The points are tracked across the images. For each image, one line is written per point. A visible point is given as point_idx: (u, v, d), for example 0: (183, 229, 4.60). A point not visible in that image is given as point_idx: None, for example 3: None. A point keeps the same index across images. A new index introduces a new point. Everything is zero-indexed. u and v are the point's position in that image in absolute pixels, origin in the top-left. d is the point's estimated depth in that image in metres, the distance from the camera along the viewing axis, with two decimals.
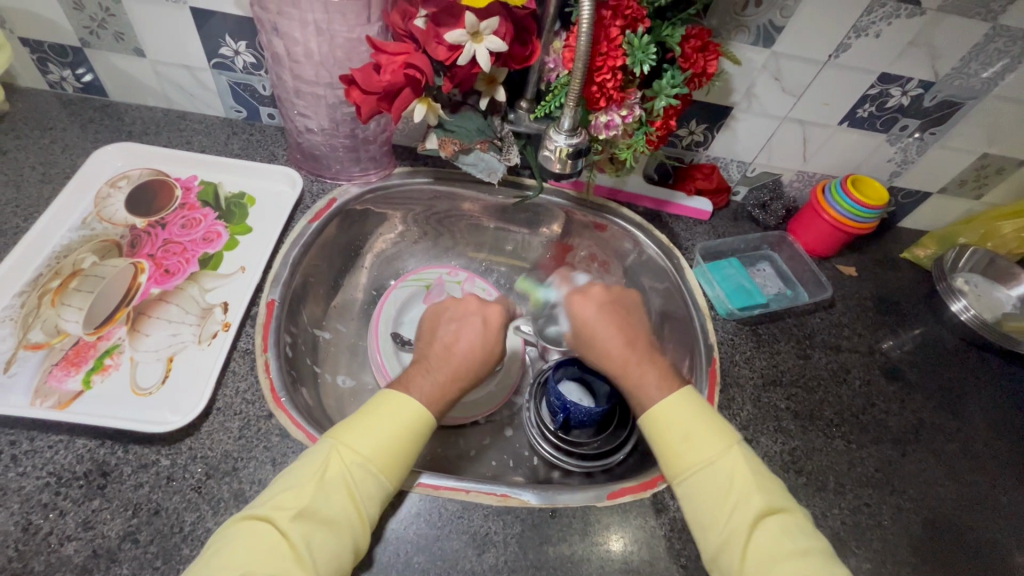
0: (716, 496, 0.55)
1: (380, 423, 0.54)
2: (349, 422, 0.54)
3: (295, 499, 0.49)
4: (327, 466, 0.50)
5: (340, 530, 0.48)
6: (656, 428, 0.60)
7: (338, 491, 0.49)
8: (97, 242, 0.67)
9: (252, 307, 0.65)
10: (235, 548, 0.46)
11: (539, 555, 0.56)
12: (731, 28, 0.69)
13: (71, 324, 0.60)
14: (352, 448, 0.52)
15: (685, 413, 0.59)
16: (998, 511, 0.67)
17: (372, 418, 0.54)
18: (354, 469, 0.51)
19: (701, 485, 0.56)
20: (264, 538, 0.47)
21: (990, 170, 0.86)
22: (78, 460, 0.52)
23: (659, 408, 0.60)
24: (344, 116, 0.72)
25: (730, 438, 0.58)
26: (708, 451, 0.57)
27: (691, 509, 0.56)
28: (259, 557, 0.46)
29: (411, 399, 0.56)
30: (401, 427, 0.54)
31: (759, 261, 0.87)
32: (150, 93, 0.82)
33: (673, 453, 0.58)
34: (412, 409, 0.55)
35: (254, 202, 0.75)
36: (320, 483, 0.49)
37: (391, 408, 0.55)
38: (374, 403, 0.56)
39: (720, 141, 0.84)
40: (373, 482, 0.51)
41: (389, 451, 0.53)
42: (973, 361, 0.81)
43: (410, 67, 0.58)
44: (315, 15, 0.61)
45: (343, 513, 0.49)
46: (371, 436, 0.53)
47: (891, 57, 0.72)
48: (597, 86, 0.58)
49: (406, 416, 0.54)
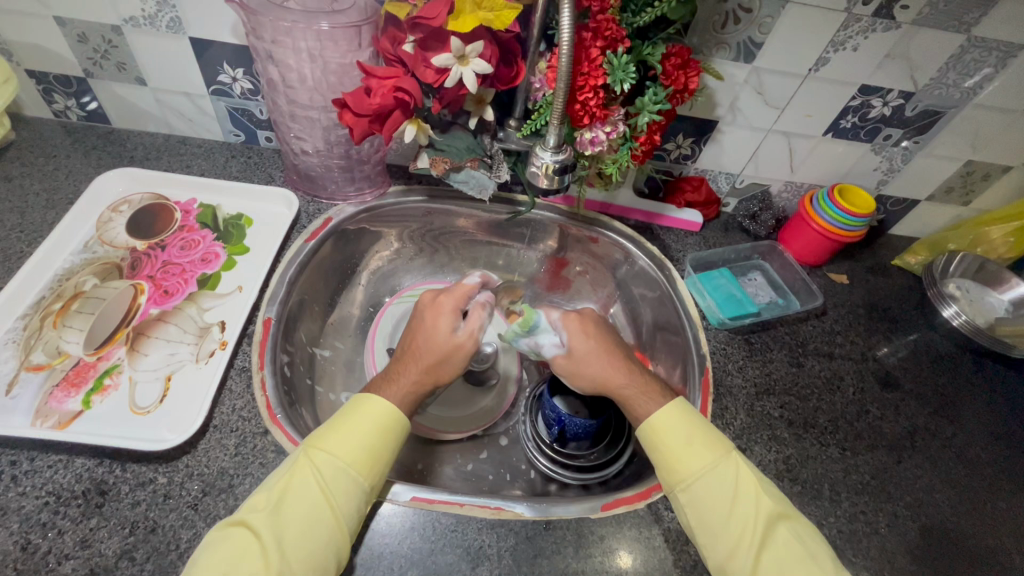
0: (717, 506, 0.56)
1: (357, 428, 0.55)
2: (326, 429, 0.56)
3: (275, 500, 0.50)
4: (304, 471, 0.52)
5: (318, 529, 0.49)
6: (656, 437, 0.61)
7: (316, 492, 0.51)
8: (98, 265, 0.69)
9: (249, 325, 0.67)
10: (217, 551, 0.47)
11: (533, 567, 0.56)
12: (712, 45, 0.71)
13: (72, 345, 0.61)
14: (329, 452, 0.53)
15: (682, 425, 0.61)
16: (996, 516, 0.67)
17: (345, 423, 0.56)
18: (330, 470, 0.52)
19: (700, 496, 0.57)
20: (239, 542, 0.48)
21: (976, 176, 0.87)
22: (77, 479, 0.53)
23: (656, 420, 0.62)
24: (338, 138, 0.74)
25: (724, 447, 0.60)
26: (706, 461, 0.59)
27: (703, 513, 0.57)
28: (236, 560, 0.47)
29: (380, 401, 0.58)
30: (368, 427, 0.56)
31: (750, 271, 0.88)
32: (152, 120, 0.84)
33: (676, 462, 0.59)
34: (385, 411, 0.57)
35: (251, 223, 0.77)
36: (298, 486, 0.51)
37: (367, 411, 0.57)
38: (348, 411, 0.57)
39: (708, 154, 0.85)
40: (349, 482, 0.52)
41: (359, 449, 0.54)
42: (967, 366, 0.81)
43: (399, 90, 0.60)
44: (308, 43, 0.64)
45: (319, 512, 0.50)
46: (353, 442, 0.54)
47: (870, 68, 0.73)
48: (580, 104, 0.60)
49: (378, 419, 0.56)
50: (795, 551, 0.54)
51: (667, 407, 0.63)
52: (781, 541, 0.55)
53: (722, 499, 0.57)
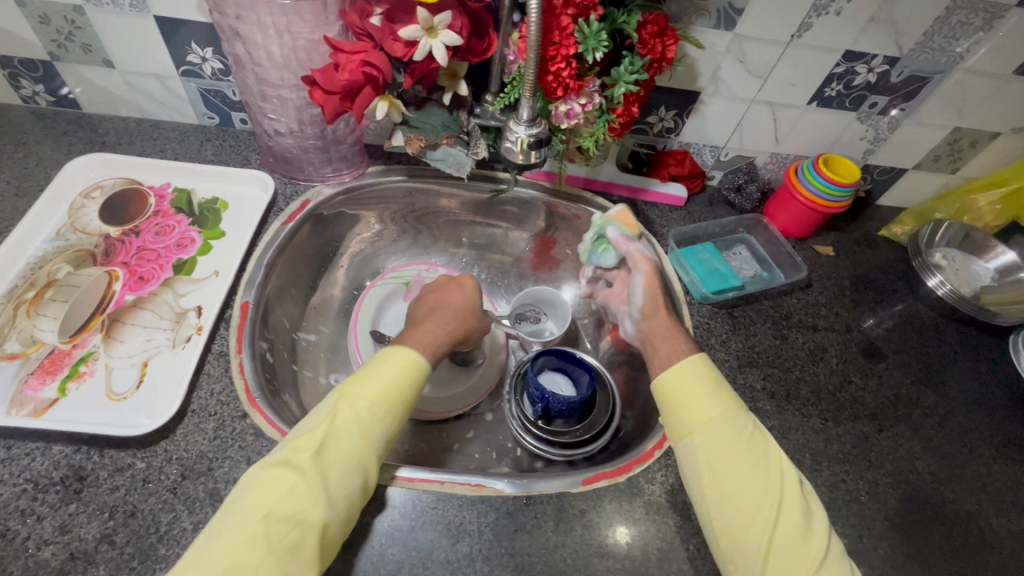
0: (728, 454, 0.57)
1: (387, 374, 0.57)
2: (353, 377, 0.58)
3: (309, 440, 0.52)
4: (336, 413, 0.54)
5: (353, 467, 0.51)
6: (670, 386, 0.62)
7: (349, 434, 0.53)
8: (71, 253, 0.68)
9: (226, 310, 0.66)
10: (258, 493, 0.49)
11: (513, 542, 0.56)
12: (691, 13, 0.69)
13: (47, 333, 0.61)
14: (358, 395, 0.55)
15: (695, 379, 0.62)
16: (974, 482, 0.68)
17: (371, 369, 0.58)
18: (358, 414, 0.54)
19: (715, 441, 0.58)
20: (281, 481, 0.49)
21: (964, 144, 0.86)
22: (55, 466, 0.53)
23: (666, 373, 0.63)
24: (311, 118, 0.73)
25: (737, 404, 0.61)
26: (718, 413, 0.59)
27: (711, 458, 0.57)
28: (278, 494, 0.48)
29: (409, 350, 0.60)
30: (400, 376, 0.57)
31: (735, 245, 0.87)
32: (123, 103, 0.83)
33: (684, 412, 0.60)
34: (410, 358, 0.59)
35: (227, 207, 0.75)
36: (330, 428, 0.53)
37: (391, 359, 0.59)
38: (375, 360, 0.59)
39: (691, 127, 0.84)
40: (381, 426, 0.54)
41: (393, 397, 0.56)
42: (952, 335, 0.81)
43: (368, 65, 0.58)
44: (273, 18, 0.62)
45: (358, 455, 0.52)
46: (383, 388, 0.56)
47: (854, 34, 0.72)
48: (553, 75, 0.58)
49: (402, 363, 0.58)
50: (791, 503, 0.55)
51: (691, 359, 0.63)
52: (783, 492, 0.55)
53: (724, 453, 0.57)
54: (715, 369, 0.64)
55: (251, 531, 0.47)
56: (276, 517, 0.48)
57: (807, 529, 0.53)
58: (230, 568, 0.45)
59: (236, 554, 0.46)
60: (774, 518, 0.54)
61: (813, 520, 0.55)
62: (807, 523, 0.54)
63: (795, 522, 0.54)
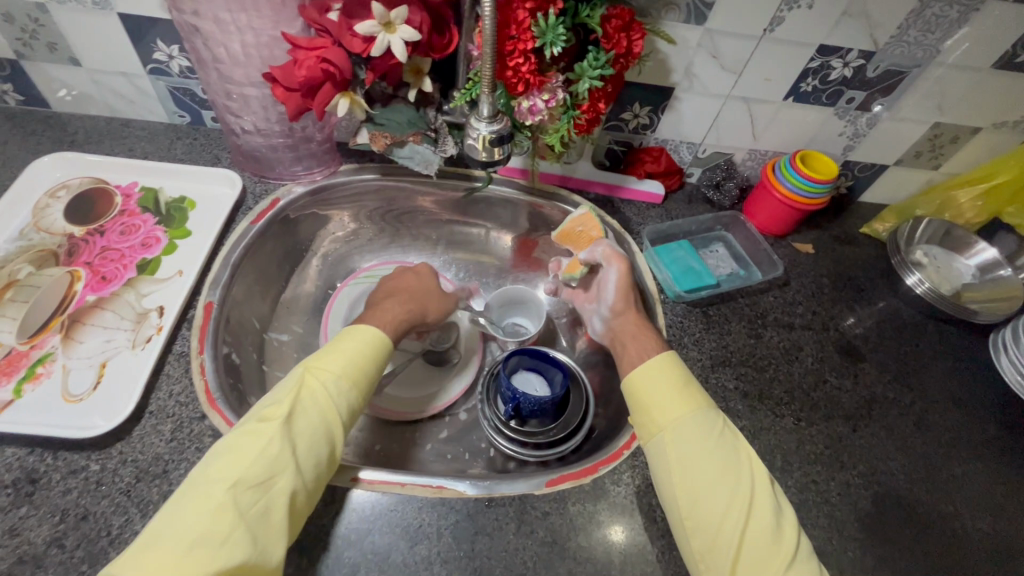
0: (696, 451, 0.56)
1: (347, 350, 0.60)
2: (313, 356, 0.59)
3: (277, 410, 0.52)
4: (302, 385, 0.55)
5: (320, 435, 0.53)
6: (640, 384, 0.61)
7: (315, 404, 0.54)
8: (34, 253, 0.67)
9: (188, 310, 0.65)
10: (220, 466, 0.48)
11: (473, 545, 0.55)
12: (661, 7, 0.68)
13: (5, 334, 0.60)
14: (319, 370, 0.57)
15: (663, 376, 0.61)
16: (949, 482, 0.66)
17: (336, 346, 0.60)
18: (325, 387, 0.55)
19: (682, 439, 0.57)
20: (245, 449, 0.49)
21: (945, 139, 0.84)
22: (7, 469, 0.52)
23: (637, 370, 0.63)
24: (277, 115, 0.72)
25: (707, 400, 0.61)
26: (687, 409, 0.59)
27: (680, 455, 0.56)
28: (244, 461, 0.49)
29: (366, 328, 0.63)
30: (362, 352, 0.60)
31: (712, 242, 0.87)
32: (93, 102, 0.82)
33: (654, 410, 0.60)
34: (371, 336, 0.62)
35: (194, 206, 0.75)
36: (297, 399, 0.54)
37: (353, 337, 0.61)
38: (332, 342, 0.61)
39: (666, 123, 0.83)
40: (345, 397, 0.56)
41: (356, 370, 0.58)
42: (931, 333, 0.80)
43: (326, 62, 0.58)
44: (232, 14, 0.61)
45: (323, 425, 0.53)
46: (345, 362, 0.58)
47: (827, 27, 0.70)
48: (513, 71, 0.57)
49: (362, 341, 0.61)
50: (759, 500, 0.54)
51: (660, 357, 0.63)
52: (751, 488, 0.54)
53: (694, 450, 0.56)
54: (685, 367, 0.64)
55: (219, 500, 0.46)
56: (245, 485, 0.47)
57: (776, 526, 0.53)
58: (199, 538, 0.44)
59: (196, 530, 0.45)
60: (744, 516, 0.53)
61: (782, 517, 0.54)
62: (776, 520, 0.53)
63: (764, 518, 0.53)
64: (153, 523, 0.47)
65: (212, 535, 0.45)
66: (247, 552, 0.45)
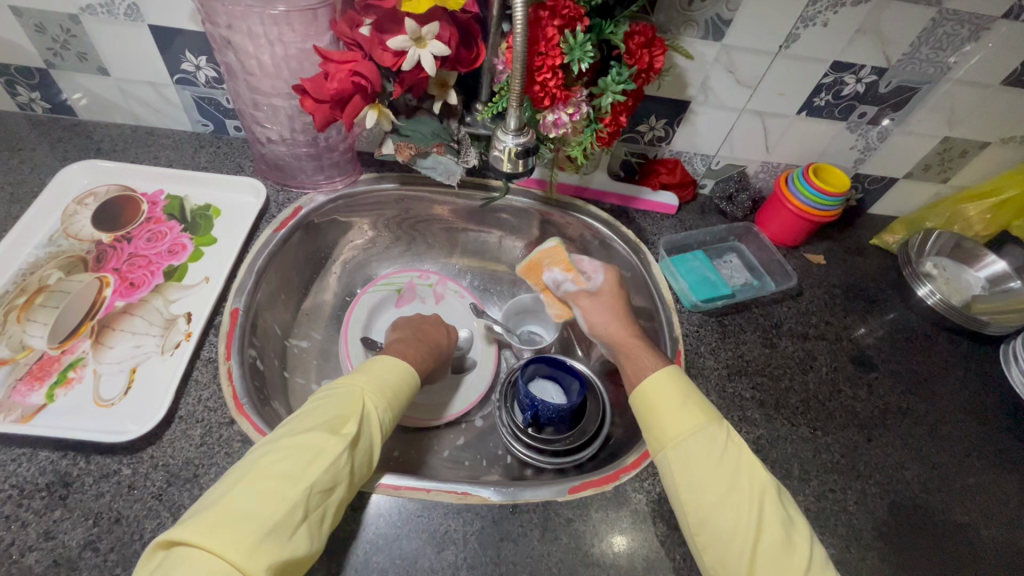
0: (701, 467, 0.57)
1: (393, 373, 0.62)
2: (350, 375, 0.60)
3: (343, 421, 0.53)
4: (358, 401, 0.56)
5: (371, 451, 0.55)
6: (642, 402, 0.63)
7: (369, 422, 0.56)
8: (63, 259, 0.68)
9: (215, 316, 0.66)
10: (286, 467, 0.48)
11: (498, 551, 0.56)
12: (680, 24, 0.70)
13: (36, 339, 0.61)
14: (375, 393, 0.58)
15: (668, 393, 0.62)
16: (963, 491, 0.67)
17: (376, 367, 0.62)
18: (377, 411, 0.57)
19: (687, 456, 0.58)
20: (314, 452, 0.50)
21: (954, 153, 0.86)
22: (40, 472, 0.53)
23: (641, 386, 0.64)
24: (303, 125, 0.73)
25: (711, 414, 0.61)
26: (690, 425, 0.59)
27: (684, 472, 0.57)
28: (313, 467, 0.49)
29: (399, 358, 0.65)
30: (405, 377, 0.62)
31: (726, 253, 0.88)
32: (119, 111, 0.83)
33: (657, 427, 0.61)
34: (412, 367, 0.65)
35: (219, 214, 0.76)
36: (359, 414, 0.55)
37: (390, 362, 0.63)
38: (369, 364, 0.63)
39: (681, 136, 0.84)
40: (390, 417, 0.59)
41: (401, 395, 0.61)
42: (942, 344, 0.81)
43: (357, 75, 0.59)
44: (264, 27, 0.62)
45: (374, 442, 0.56)
46: (393, 385, 0.61)
47: (841, 44, 0.72)
48: (540, 85, 0.58)
49: (405, 371, 0.63)
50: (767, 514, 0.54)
51: (659, 373, 0.64)
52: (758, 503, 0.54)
53: (698, 466, 0.57)
54: (688, 380, 0.64)
55: (293, 502, 0.46)
56: (319, 489, 0.48)
57: (785, 541, 0.52)
58: (269, 531, 0.44)
59: (266, 522, 0.45)
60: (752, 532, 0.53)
61: (791, 532, 0.53)
62: (784, 535, 0.53)
63: (772, 533, 0.53)
64: (214, 501, 0.46)
65: (278, 531, 0.45)
66: (306, 551, 0.46)
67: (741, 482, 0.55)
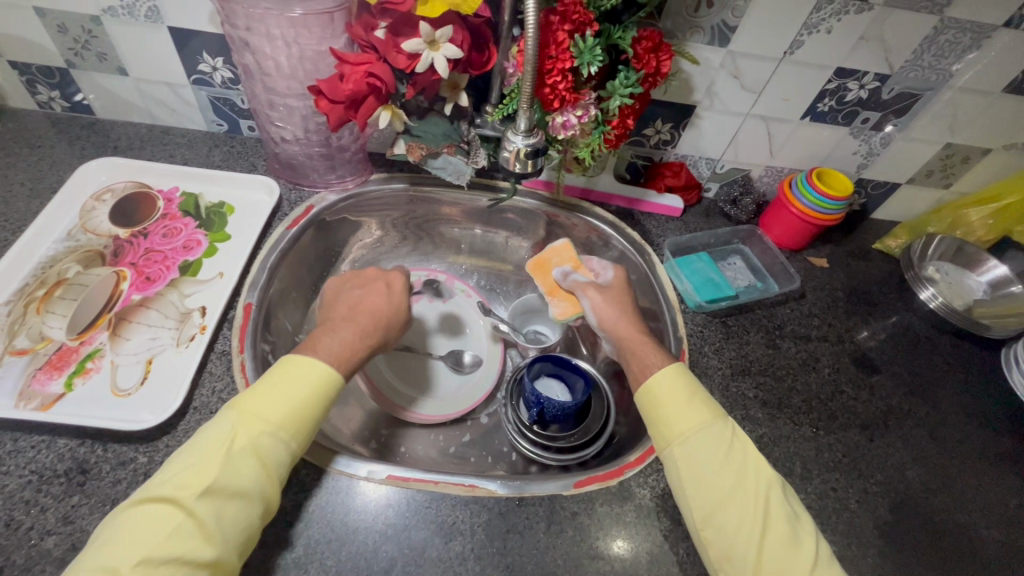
0: (708, 463, 0.58)
1: (284, 391, 0.54)
2: (249, 391, 0.55)
3: (197, 473, 0.48)
4: (230, 438, 0.51)
5: (250, 496, 0.49)
6: (649, 398, 0.63)
7: (246, 462, 0.50)
8: (81, 253, 0.70)
9: (229, 310, 0.68)
10: (128, 537, 0.45)
11: (505, 542, 0.57)
12: (686, 30, 0.72)
13: (55, 330, 0.63)
14: (249, 426, 0.51)
15: (675, 389, 0.63)
16: (964, 492, 0.68)
17: (271, 383, 0.55)
18: (263, 437, 0.51)
19: (694, 452, 0.58)
20: (164, 519, 0.46)
21: (956, 159, 0.87)
22: (59, 459, 0.55)
23: (647, 383, 0.64)
24: (316, 126, 0.75)
25: (716, 412, 0.62)
26: (697, 421, 0.60)
27: (691, 468, 0.58)
28: (157, 537, 0.45)
29: (315, 360, 0.57)
30: (301, 394, 0.55)
31: (730, 255, 0.89)
32: (135, 110, 0.85)
33: (664, 423, 0.61)
34: (319, 371, 0.56)
35: (233, 211, 0.78)
36: (224, 457, 0.49)
37: (295, 370, 0.56)
38: (276, 370, 0.56)
39: (687, 139, 0.86)
40: (279, 447, 0.52)
41: (294, 416, 0.54)
42: (944, 347, 0.82)
43: (372, 76, 0.60)
44: (282, 30, 0.64)
45: (255, 483, 0.50)
46: (282, 406, 0.53)
47: (845, 51, 0.74)
48: (550, 88, 0.60)
49: (310, 381, 0.55)
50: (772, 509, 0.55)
51: (667, 370, 0.64)
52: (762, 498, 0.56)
53: (705, 462, 0.58)
54: (693, 378, 0.65)
55: None
56: (157, 561, 0.44)
57: (791, 535, 0.54)
58: None
59: None
60: (758, 526, 0.54)
61: (796, 526, 0.55)
62: (789, 529, 0.54)
63: (778, 527, 0.54)
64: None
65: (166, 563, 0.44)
66: None
67: (747, 478, 0.57)
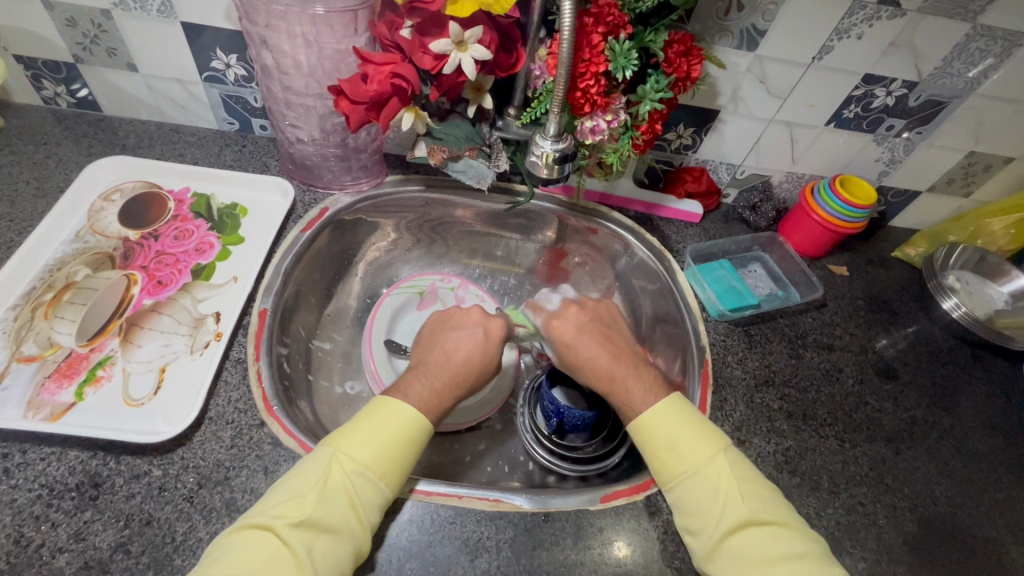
0: (701, 505, 0.56)
1: (383, 431, 0.54)
2: (343, 430, 0.55)
3: (295, 505, 0.49)
4: (327, 474, 0.51)
5: (341, 536, 0.49)
6: (642, 434, 0.60)
7: (337, 498, 0.50)
8: (90, 255, 0.68)
9: (244, 316, 0.66)
10: (232, 561, 0.46)
11: (532, 560, 0.55)
12: (714, 33, 0.70)
13: (64, 336, 0.60)
14: (348, 460, 0.52)
15: (677, 424, 0.60)
16: (991, 506, 0.67)
17: (367, 424, 0.55)
18: (353, 477, 0.51)
19: (687, 494, 0.56)
20: (264, 549, 0.47)
21: (978, 168, 0.86)
22: (70, 472, 0.52)
23: (642, 417, 0.61)
24: (334, 126, 0.73)
25: (716, 445, 0.59)
26: (694, 460, 0.57)
27: (682, 509, 0.57)
28: (258, 566, 0.46)
29: (402, 405, 0.56)
30: (397, 436, 0.54)
31: (750, 262, 0.88)
32: (144, 107, 0.83)
33: (662, 459, 0.59)
34: (409, 418, 0.56)
35: (246, 213, 0.75)
36: (319, 491, 0.50)
37: (389, 415, 0.55)
38: (367, 412, 0.56)
39: (709, 144, 0.84)
40: (371, 487, 0.52)
41: (388, 458, 0.53)
42: (966, 358, 0.81)
43: (397, 77, 0.58)
44: (303, 27, 0.62)
45: (346, 522, 0.49)
46: (376, 448, 0.53)
47: (874, 58, 0.72)
48: (581, 92, 0.59)
49: (401, 426, 0.55)
50: (772, 553, 0.52)
51: (671, 401, 0.61)
52: (761, 540, 0.53)
53: (698, 504, 0.56)
54: (694, 411, 0.61)
55: None
56: None
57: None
58: None
59: None
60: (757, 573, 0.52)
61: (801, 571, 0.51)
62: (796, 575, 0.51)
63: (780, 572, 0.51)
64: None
65: None
66: None
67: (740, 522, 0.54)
